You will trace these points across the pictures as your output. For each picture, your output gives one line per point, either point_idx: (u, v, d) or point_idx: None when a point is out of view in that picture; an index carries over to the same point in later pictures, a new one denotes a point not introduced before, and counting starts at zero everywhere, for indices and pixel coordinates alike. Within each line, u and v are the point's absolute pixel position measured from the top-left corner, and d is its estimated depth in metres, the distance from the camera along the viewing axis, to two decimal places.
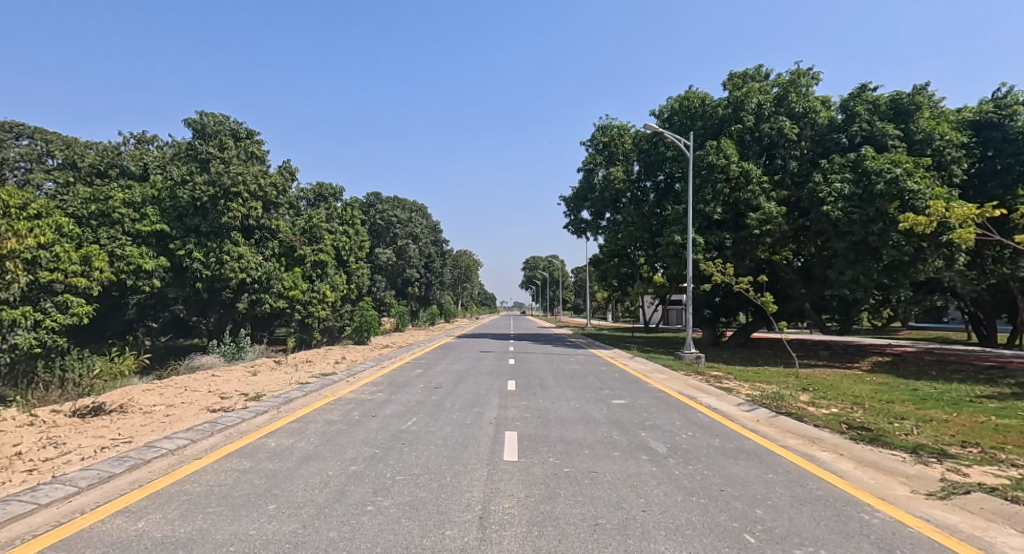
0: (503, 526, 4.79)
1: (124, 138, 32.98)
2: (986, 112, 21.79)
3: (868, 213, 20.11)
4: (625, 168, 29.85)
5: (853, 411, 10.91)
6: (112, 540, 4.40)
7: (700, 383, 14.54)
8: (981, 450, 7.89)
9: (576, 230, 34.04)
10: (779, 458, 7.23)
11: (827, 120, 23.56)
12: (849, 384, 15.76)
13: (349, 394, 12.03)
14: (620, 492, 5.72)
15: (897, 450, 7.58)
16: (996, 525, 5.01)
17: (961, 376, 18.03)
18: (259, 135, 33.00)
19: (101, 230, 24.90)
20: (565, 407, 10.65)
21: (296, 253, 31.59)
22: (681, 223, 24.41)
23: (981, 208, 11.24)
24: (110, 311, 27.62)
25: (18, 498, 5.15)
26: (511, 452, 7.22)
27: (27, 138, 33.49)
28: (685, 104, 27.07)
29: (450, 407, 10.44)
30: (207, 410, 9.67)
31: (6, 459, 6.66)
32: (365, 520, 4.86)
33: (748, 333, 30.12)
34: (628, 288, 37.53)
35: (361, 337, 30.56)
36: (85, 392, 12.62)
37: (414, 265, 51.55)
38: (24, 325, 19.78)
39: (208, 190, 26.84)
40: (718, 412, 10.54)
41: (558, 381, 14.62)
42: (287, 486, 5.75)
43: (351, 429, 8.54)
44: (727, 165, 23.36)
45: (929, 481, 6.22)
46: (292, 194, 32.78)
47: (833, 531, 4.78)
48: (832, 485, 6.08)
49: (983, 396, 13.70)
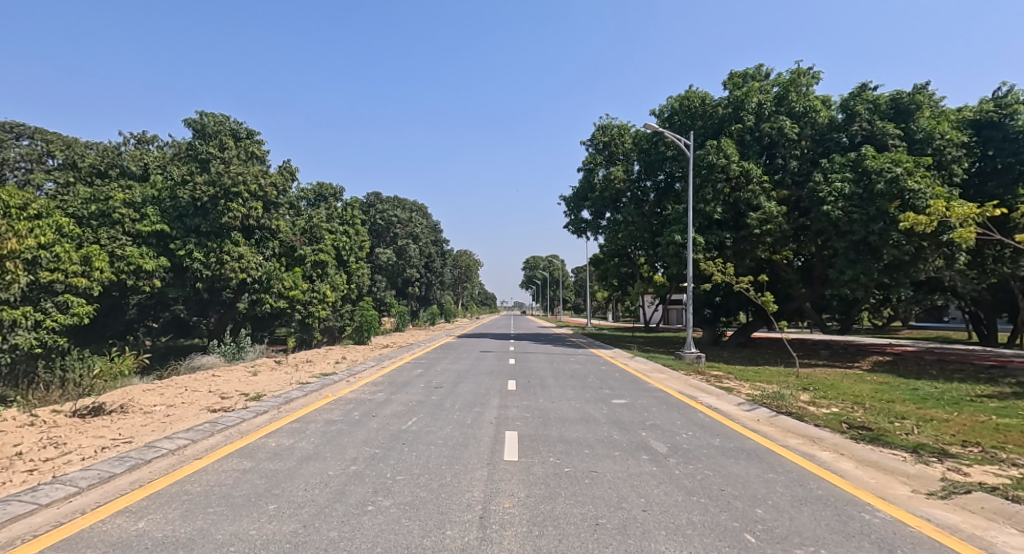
0: (503, 526, 4.78)
1: (125, 138, 32.98)
2: (987, 112, 21.75)
3: (868, 212, 20.10)
4: (625, 168, 29.86)
5: (854, 411, 10.89)
6: (113, 540, 4.40)
7: (700, 383, 14.51)
8: (981, 450, 7.87)
9: (576, 229, 34.05)
10: (780, 458, 7.22)
11: (827, 119, 23.57)
12: (850, 384, 15.74)
13: (350, 394, 12.06)
14: (620, 492, 5.72)
15: (898, 450, 7.56)
16: (997, 524, 5.00)
17: (962, 375, 18.00)
18: (259, 134, 33.00)
19: (101, 231, 24.90)
20: (565, 407, 10.65)
21: (296, 253, 31.56)
22: (681, 223, 24.42)
23: (982, 208, 11.21)
24: (110, 311, 27.63)
25: (18, 498, 5.15)
26: (511, 452, 7.23)
27: (27, 138, 33.50)
28: (685, 104, 27.05)
29: (450, 407, 10.44)
30: (208, 410, 9.67)
31: (6, 459, 6.65)
32: (365, 519, 4.86)
33: (748, 332, 30.10)
34: (628, 287, 37.56)
35: (361, 337, 30.55)
36: (86, 392, 12.63)
37: (414, 265, 51.53)
38: (24, 325, 19.78)
39: (208, 190, 26.85)
40: (718, 412, 10.52)
41: (559, 381, 14.63)
42: (287, 486, 5.75)
43: (351, 429, 8.54)
44: (727, 164, 23.42)
45: (929, 481, 6.21)
46: (292, 194, 32.78)
47: (833, 531, 4.77)
48: (832, 485, 6.06)
49: (984, 396, 13.67)
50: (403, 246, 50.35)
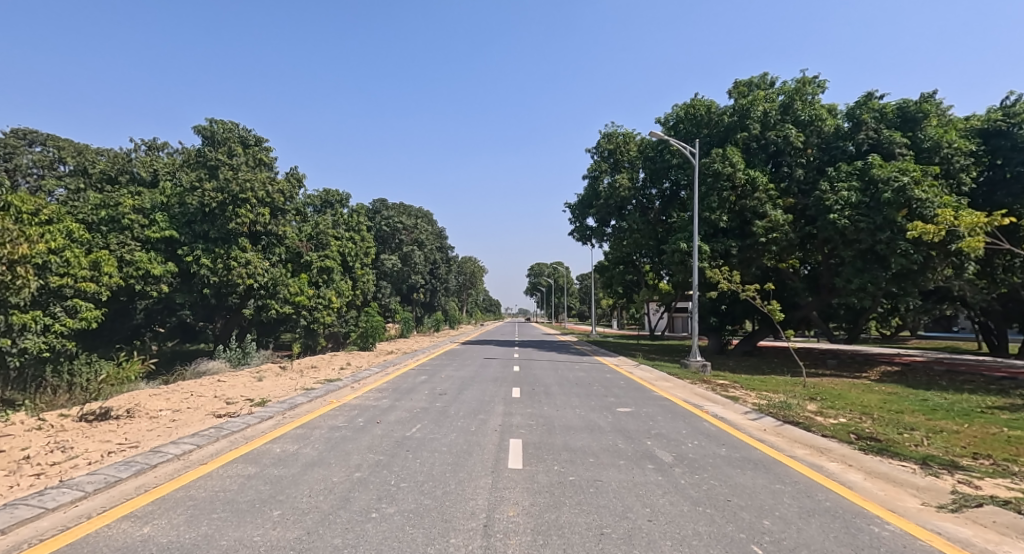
0: (508, 535, 4.74)
1: (135, 144, 33.44)
2: (995, 120, 21.61)
3: (875, 221, 19.97)
4: (630, 176, 29.75)
5: (862, 421, 10.83)
6: (119, 545, 4.39)
7: (706, 392, 14.43)
8: (992, 462, 7.82)
9: (580, 236, 34.07)
10: (786, 469, 7.17)
11: (833, 128, 23.50)
12: (859, 394, 15.56)
13: (354, 399, 12.13)
14: (626, 501, 5.69)
15: (908, 461, 7.50)
16: (1009, 538, 4.94)
17: (973, 386, 17.75)
18: (268, 142, 33.30)
19: (111, 236, 25.19)
20: (570, 415, 10.60)
21: (302, 259, 30.92)
22: (685, 231, 24.37)
23: (989, 218, 10.93)
24: (118, 316, 27.78)
25: (25, 502, 5.15)
26: (516, 460, 7.18)
27: (39, 145, 34.31)
28: (691, 112, 27.20)
29: (454, 414, 10.41)
30: (213, 414, 9.71)
31: (15, 461, 6.71)
32: (369, 526, 4.84)
33: (754, 341, 30.10)
34: (633, 294, 37.70)
35: (366, 342, 30.65)
36: (93, 395, 12.73)
37: (419, 272, 51.72)
38: (34, 329, 19.98)
39: (217, 196, 26.92)
40: (725, 421, 10.49)
41: (563, 388, 14.63)
42: (291, 492, 5.72)
43: (355, 435, 8.53)
44: (733, 173, 23.47)
45: (940, 493, 6.16)
46: (298, 201, 32.73)
47: (842, 543, 4.73)
48: (840, 497, 6.02)
49: (995, 407, 13.49)
50: (409, 253, 50.43)
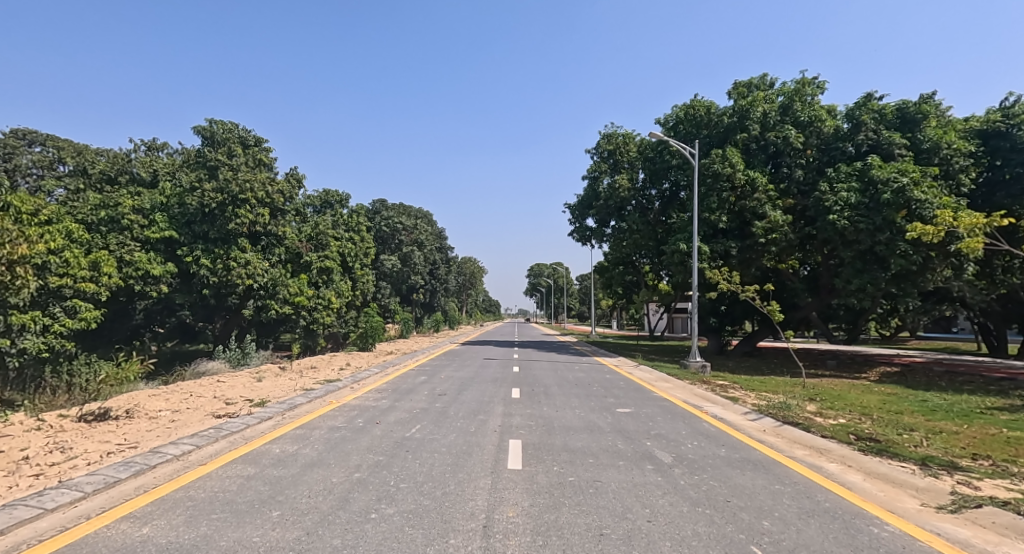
0: (508, 536, 4.74)
1: (135, 145, 33.41)
2: (995, 121, 21.64)
3: (875, 221, 19.97)
4: (630, 176, 29.76)
5: (862, 422, 10.81)
6: (117, 545, 4.39)
7: (705, 392, 14.41)
8: (992, 463, 7.82)
9: (579, 237, 34.07)
10: (786, 470, 7.16)
11: (833, 128, 23.51)
12: (859, 395, 15.52)
13: (354, 400, 12.13)
14: (625, 502, 5.69)
15: (908, 462, 7.50)
16: (1008, 539, 4.94)
17: (972, 387, 17.75)
18: (267, 143, 33.30)
19: (110, 236, 25.17)
20: (569, 416, 10.58)
21: (302, 259, 30.88)
22: (685, 232, 24.37)
23: (988, 218, 10.96)
24: (117, 317, 27.78)
25: (24, 503, 5.15)
26: (516, 461, 7.17)
27: (39, 145, 34.33)
28: (691, 113, 27.21)
29: (453, 415, 10.40)
30: (212, 415, 9.70)
31: (15, 461, 6.72)
32: (368, 527, 4.84)
33: (754, 341, 30.07)
34: (633, 295, 37.67)
35: (366, 343, 30.61)
36: (92, 396, 12.73)
37: (419, 272, 51.73)
38: (33, 329, 19.98)
39: (216, 197, 26.91)
40: (724, 422, 10.47)
41: (563, 389, 14.62)
42: (290, 493, 5.72)
43: (355, 436, 8.52)
44: (732, 174, 23.48)
45: (940, 494, 6.16)
46: (298, 201, 32.75)
47: (841, 544, 4.73)
48: (840, 498, 6.01)
49: (994, 408, 13.47)
50: (408, 253, 50.42)
